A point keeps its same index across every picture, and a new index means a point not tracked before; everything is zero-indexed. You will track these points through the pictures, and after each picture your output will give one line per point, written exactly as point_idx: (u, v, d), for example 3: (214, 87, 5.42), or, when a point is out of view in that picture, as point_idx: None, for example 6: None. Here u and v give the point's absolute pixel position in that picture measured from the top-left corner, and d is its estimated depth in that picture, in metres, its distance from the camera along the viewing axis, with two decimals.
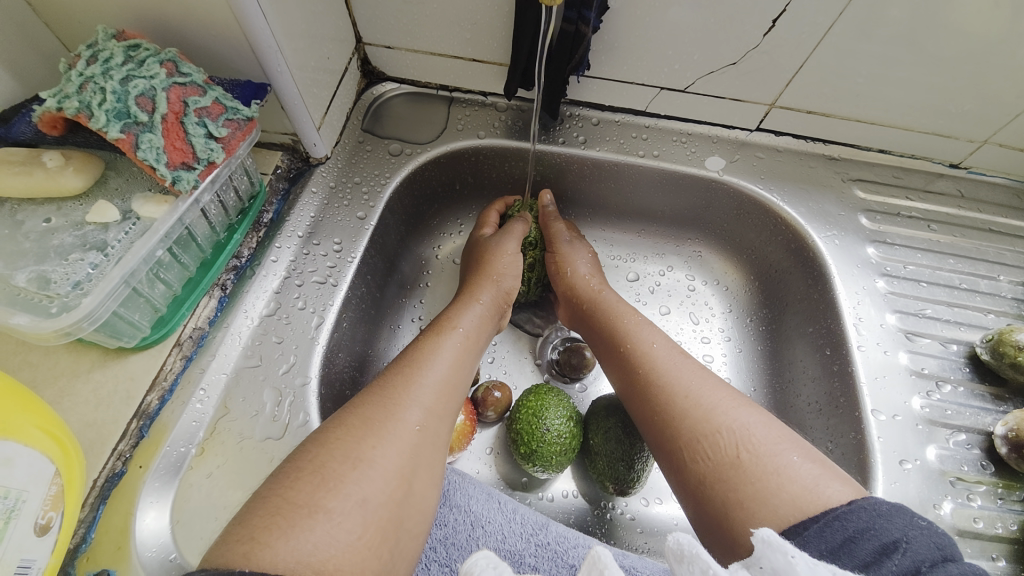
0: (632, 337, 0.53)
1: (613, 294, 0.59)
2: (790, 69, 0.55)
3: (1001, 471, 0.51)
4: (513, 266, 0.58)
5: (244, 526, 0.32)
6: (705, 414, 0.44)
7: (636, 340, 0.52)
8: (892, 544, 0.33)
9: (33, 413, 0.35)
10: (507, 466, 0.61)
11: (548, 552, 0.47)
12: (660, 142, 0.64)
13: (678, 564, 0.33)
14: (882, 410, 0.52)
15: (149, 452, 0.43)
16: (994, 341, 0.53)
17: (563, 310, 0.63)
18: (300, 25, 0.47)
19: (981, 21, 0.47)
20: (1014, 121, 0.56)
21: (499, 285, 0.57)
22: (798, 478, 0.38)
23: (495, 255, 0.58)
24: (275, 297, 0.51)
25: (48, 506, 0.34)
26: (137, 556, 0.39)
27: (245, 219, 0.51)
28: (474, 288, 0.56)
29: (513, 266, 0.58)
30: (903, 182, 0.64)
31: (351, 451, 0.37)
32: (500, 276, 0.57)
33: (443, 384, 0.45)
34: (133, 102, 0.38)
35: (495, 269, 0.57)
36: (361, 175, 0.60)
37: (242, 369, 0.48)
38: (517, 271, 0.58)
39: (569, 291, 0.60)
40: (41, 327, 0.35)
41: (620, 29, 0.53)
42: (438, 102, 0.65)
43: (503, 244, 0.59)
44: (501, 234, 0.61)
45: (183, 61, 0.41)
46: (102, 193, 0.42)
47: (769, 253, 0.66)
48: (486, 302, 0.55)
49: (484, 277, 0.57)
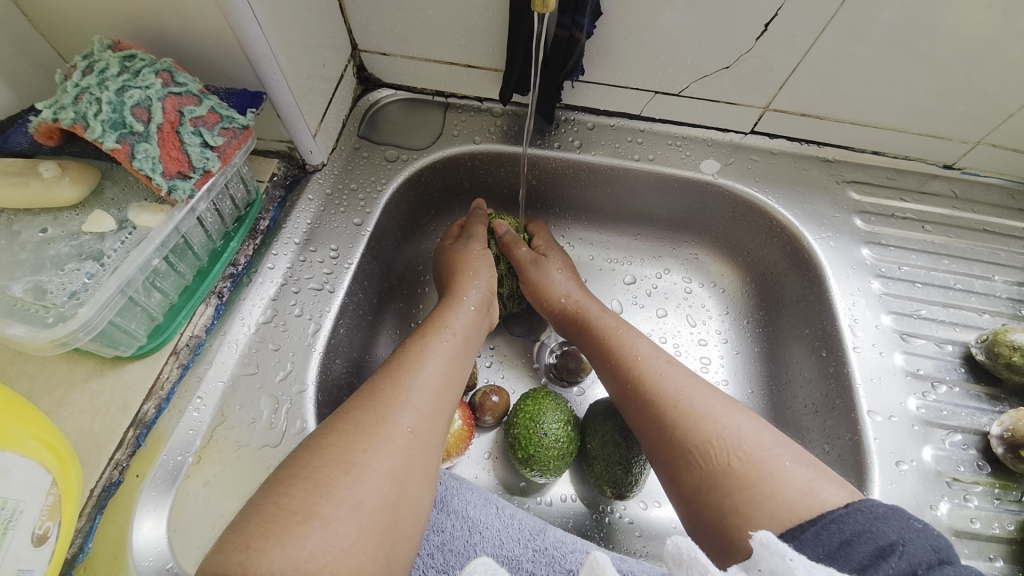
0: (622, 347, 0.53)
1: (595, 308, 0.59)
2: (783, 72, 0.55)
3: (998, 471, 0.51)
4: (485, 262, 0.59)
5: (240, 534, 0.32)
6: (696, 423, 0.44)
7: (624, 351, 0.52)
8: (889, 546, 0.33)
9: (29, 423, 0.35)
10: (505, 470, 0.61)
11: (545, 557, 0.47)
12: (655, 146, 0.65)
13: (676, 568, 0.33)
14: (878, 412, 0.52)
15: (146, 461, 0.43)
16: (989, 341, 0.53)
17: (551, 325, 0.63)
18: (295, 33, 0.47)
19: (971, 23, 0.48)
20: (1007, 122, 0.56)
21: (479, 280, 0.57)
22: (792, 482, 0.38)
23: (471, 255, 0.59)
24: (272, 304, 0.51)
25: (45, 516, 0.34)
26: (134, 566, 0.39)
27: (241, 226, 0.52)
28: (456, 288, 0.56)
29: (485, 260, 0.60)
30: (897, 184, 0.64)
31: (344, 455, 0.37)
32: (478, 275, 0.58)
33: (436, 385, 0.45)
34: (129, 113, 0.38)
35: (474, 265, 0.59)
36: (358, 182, 0.60)
37: (239, 376, 0.48)
38: (491, 262, 0.60)
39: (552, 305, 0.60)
40: (38, 337, 0.36)
41: (614, 34, 0.54)
42: (434, 107, 0.65)
43: (469, 245, 0.60)
44: (463, 238, 0.62)
45: (178, 71, 0.42)
46: (98, 203, 0.43)
47: (764, 254, 0.67)
48: (472, 299, 0.56)
49: (462, 277, 0.57)
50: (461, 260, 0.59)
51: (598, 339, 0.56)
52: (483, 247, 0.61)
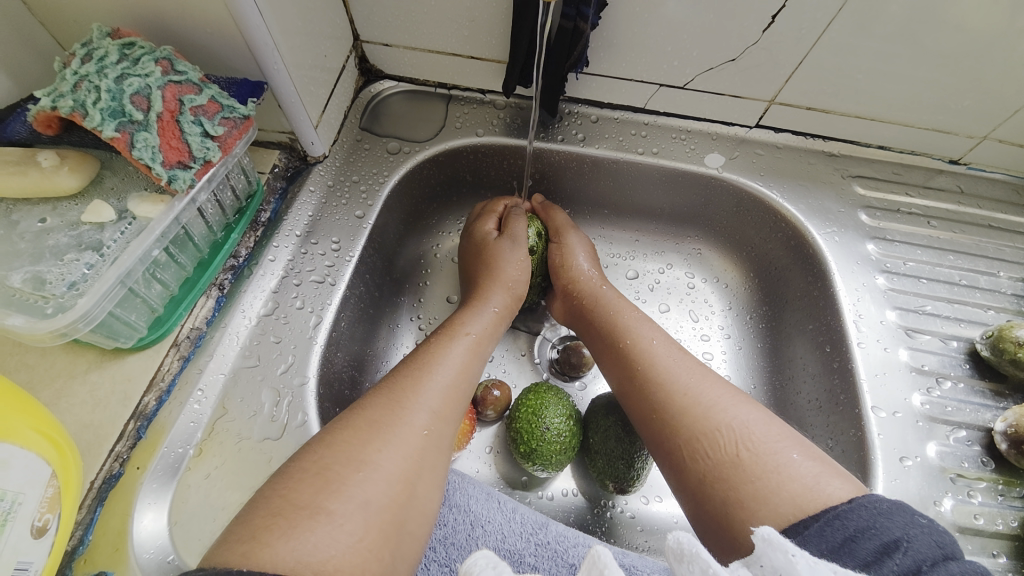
0: (631, 334, 0.52)
1: (613, 291, 0.59)
2: (789, 65, 0.55)
3: (1001, 467, 0.51)
4: (521, 271, 0.59)
5: (243, 527, 0.32)
6: (705, 412, 0.44)
7: (635, 338, 0.52)
8: (893, 543, 0.32)
9: (29, 415, 0.35)
10: (507, 465, 0.61)
11: (548, 551, 0.47)
12: (659, 139, 0.64)
13: (678, 563, 0.33)
14: (882, 407, 0.52)
15: (146, 453, 0.42)
16: (994, 338, 0.53)
17: (559, 304, 0.62)
18: (296, 22, 0.47)
19: (980, 16, 0.47)
20: (1014, 117, 0.56)
21: (510, 289, 0.57)
22: (799, 477, 0.38)
23: (501, 258, 0.58)
24: (272, 296, 0.51)
25: (45, 508, 0.34)
26: (135, 559, 0.39)
27: (242, 218, 0.51)
28: (485, 291, 0.56)
29: (521, 267, 0.59)
30: (902, 179, 0.64)
31: (354, 453, 0.37)
32: (510, 281, 0.57)
33: (451, 387, 0.45)
34: (128, 101, 0.37)
35: (504, 274, 0.58)
36: (359, 174, 0.60)
37: (240, 369, 0.47)
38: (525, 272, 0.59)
39: (569, 289, 0.60)
40: (37, 328, 0.35)
41: (619, 25, 0.53)
42: (436, 99, 0.65)
43: (512, 249, 0.59)
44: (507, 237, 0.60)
45: (178, 59, 0.41)
46: (97, 193, 0.42)
47: (767, 249, 0.66)
48: (498, 306, 0.56)
49: (493, 280, 0.57)
50: (493, 263, 0.58)
51: (608, 325, 0.55)
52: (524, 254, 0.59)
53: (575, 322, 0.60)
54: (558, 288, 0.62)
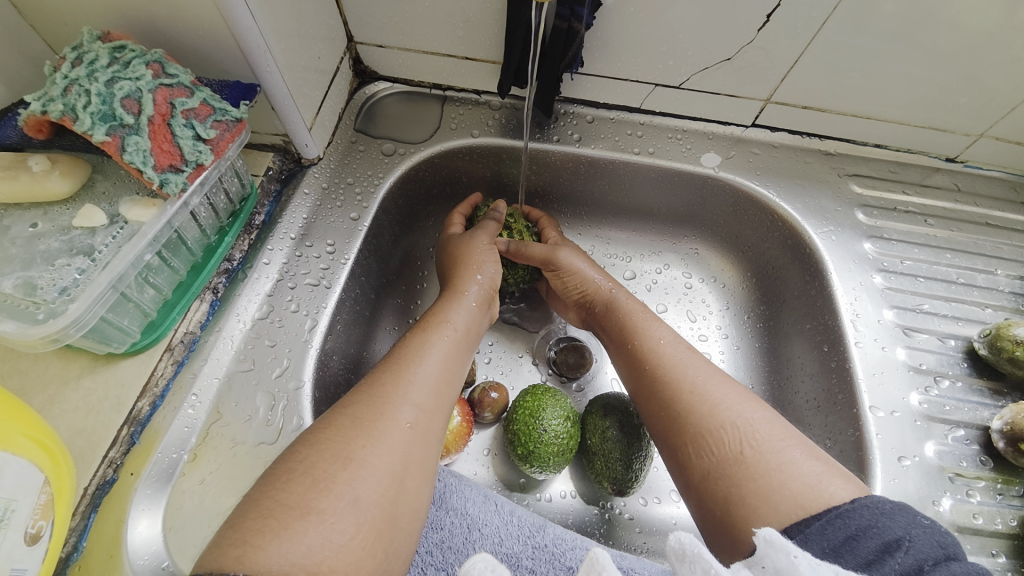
0: (642, 334, 0.52)
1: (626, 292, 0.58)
2: (785, 63, 0.54)
3: (1000, 466, 0.50)
4: (489, 256, 0.58)
5: (236, 530, 0.32)
6: (711, 410, 0.43)
7: (646, 337, 0.52)
8: (895, 542, 0.32)
9: (21, 421, 0.35)
10: (505, 467, 0.60)
11: (545, 554, 0.47)
12: (655, 139, 0.64)
13: (679, 564, 0.33)
14: (880, 407, 0.52)
15: (141, 458, 0.42)
16: (991, 336, 0.53)
17: (575, 313, 0.63)
18: (289, 24, 0.47)
19: (975, 14, 0.47)
20: (1010, 115, 0.56)
21: (482, 274, 0.56)
22: (800, 475, 0.37)
23: (468, 248, 0.58)
24: (267, 300, 0.51)
25: (38, 515, 0.34)
26: (130, 565, 0.39)
27: (236, 222, 0.51)
28: (458, 281, 0.55)
29: (490, 255, 0.58)
30: (899, 177, 0.64)
31: (341, 450, 0.37)
32: (478, 266, 0.56)
33: (435, 380, 0.44)
34: (119, 104, 0.37)
35: (474, 260, 0.57)
36: (354, 176, 0.60)
37: (235, 373, 0.47)
38: (495, 258, 0.58)
39: (584, 297, 0.60)
40: (28, 333, 0.35)
41: (613, 26, 0.53)
42: (431, 100, 0.64)
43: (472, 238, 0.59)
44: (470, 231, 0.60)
45: (169, 62, 0.41)
46: (88, 197, 0.42)
47: (765, 249, 0.66)
48: (473, 294, 0.55)
49: (464, 270, 0.56)
50: (464, 254, 0.57)
51: (618, 326, 0.55)
52: (489, 240, 0.59)
53: (592, 326, 0.61)
54: (569, 301, 0.62)
